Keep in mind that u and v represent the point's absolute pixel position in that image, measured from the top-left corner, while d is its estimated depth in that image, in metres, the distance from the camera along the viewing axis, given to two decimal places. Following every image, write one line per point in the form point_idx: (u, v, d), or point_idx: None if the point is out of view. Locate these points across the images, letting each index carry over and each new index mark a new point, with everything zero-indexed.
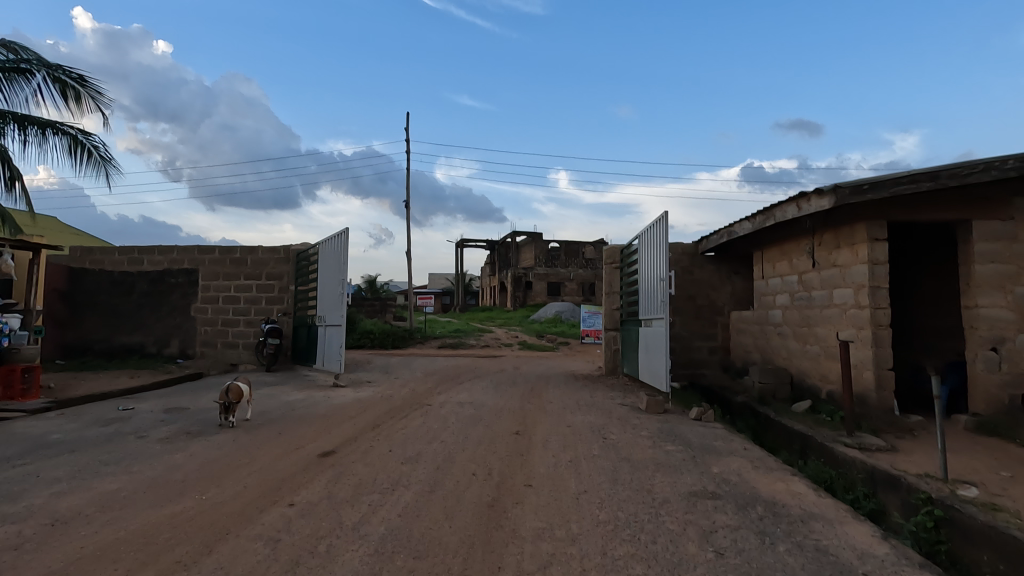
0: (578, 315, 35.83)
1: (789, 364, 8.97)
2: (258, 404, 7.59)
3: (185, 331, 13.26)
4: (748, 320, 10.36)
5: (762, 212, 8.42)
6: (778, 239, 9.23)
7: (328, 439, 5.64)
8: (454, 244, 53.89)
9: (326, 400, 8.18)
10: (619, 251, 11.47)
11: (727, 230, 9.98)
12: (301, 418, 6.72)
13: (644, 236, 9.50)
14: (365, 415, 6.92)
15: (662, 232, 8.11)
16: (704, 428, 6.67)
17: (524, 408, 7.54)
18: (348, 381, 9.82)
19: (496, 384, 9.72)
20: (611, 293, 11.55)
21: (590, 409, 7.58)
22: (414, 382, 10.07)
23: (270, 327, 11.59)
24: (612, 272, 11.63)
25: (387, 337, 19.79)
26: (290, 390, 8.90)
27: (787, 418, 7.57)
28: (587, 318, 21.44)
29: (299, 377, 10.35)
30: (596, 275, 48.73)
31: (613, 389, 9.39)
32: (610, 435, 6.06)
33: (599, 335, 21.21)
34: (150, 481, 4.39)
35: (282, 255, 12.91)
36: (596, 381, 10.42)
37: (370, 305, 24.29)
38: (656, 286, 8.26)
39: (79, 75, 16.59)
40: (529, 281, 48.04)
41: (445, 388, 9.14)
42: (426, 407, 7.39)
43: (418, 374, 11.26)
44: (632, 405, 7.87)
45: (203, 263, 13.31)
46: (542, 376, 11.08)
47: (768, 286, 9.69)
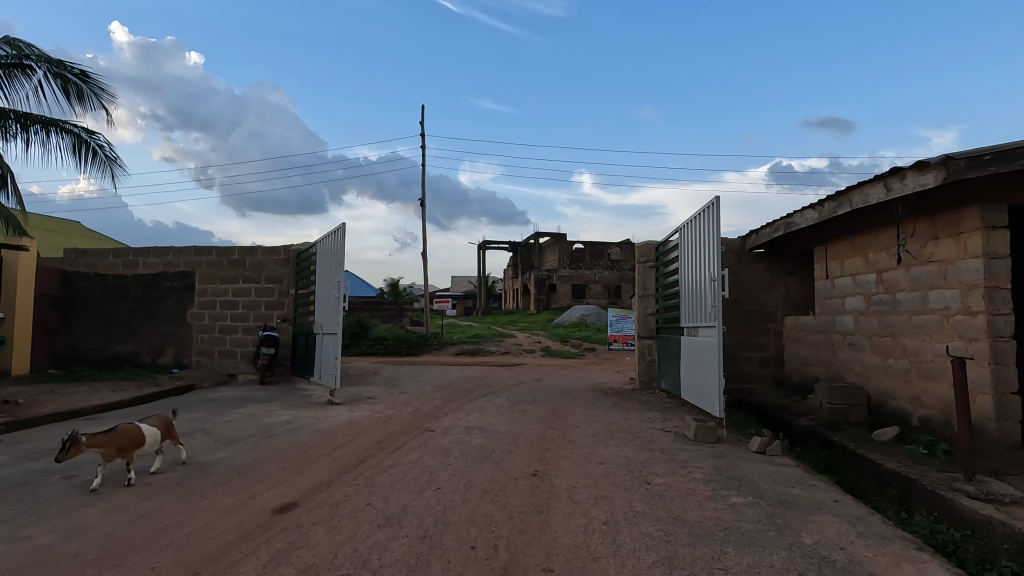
0: (605, 318, 34.38)
1: (864, 381, 7.47)
2: (233, 429, 6.50)
3: (181, 339, 12.37)
4: (808, 327, 8.87)
5: (833, 197, 7.00)
6: (849, 230, 7.74)
7: (295, 485, 4.43)
8: (476, 246, 52.91)
9: (314, 422, 7.01)
10: (654, 249, 10.10)
11: (784, 221, 8.51)
12: (274, 450, 5.54)
13: (687, 230, 8.13)
14: (351, 446, 5.73)
15: (714, 221, 6.76)
16: (772, 467, 5.29)
17: (545, 436, 6.23)
18: (347, 397, 8.67)
19: (514, 402, 8.45)
20: (644, 297, 10.18)
21: (626, 438, 6.23)
22: (420, 399, 8.84)
23: (266, 335, 10.53)
24: (645, 272, 10.27)
25: (402, 344, 18.69)
26: (277, 409, 7.77)
27: (872, 450, 6.11)
28: (614, 322, 19.99)
29: (294, 392, 9.26)
30: (622, 277, 47.07)
31: (650, 409, 8.04)
32: (655, 480, 4.71)
33: (628, 341, 19.81)
34: (31, 557, 3.21)
35: (282, 257, 11.89)
36: (629, 398, 9.07)
37: (386, 309, 23.23)
38: (706, 288, 6.89)
39: (80, 71, 15.52)
40: (552, 284, 46.63)
41: (453, 408, 7.90)
42: (428, 435, 6.17)
43: (427, 388, 10.05)
44: (677, 432, 6.50)
45: (199, 266, 12.37)
46: (566, 391, 9.76)
47: (835, 287, 8.19)
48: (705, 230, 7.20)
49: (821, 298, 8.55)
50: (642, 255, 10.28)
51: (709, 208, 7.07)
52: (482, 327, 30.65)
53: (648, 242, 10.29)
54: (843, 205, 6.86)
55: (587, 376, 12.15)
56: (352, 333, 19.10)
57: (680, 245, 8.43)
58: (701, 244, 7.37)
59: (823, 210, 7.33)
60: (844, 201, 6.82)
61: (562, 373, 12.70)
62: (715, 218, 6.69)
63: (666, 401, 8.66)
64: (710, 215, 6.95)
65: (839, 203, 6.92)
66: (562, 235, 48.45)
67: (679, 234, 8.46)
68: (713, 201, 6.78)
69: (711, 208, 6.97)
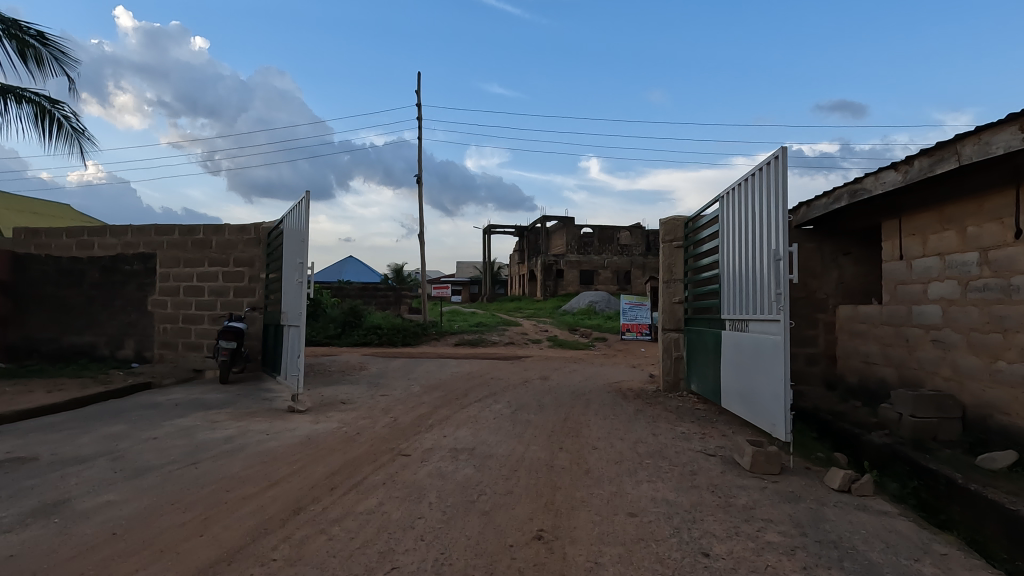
0: (615, 305, 32.83)
1: (955, 388, 5.94)
2: (153, 451, 5.06)
3: (142, 330, 10.97)
4: (873, 320, 7.32)
5: (929, 151, 5.42)
6: (937, 198, 6.15)
7: (180, 564, 2.96)
8: (482, 231, 51.32)
9: (263, 439, 5.58)
10: (684, 225, 8.55)
11: (848, 188, 6.92)
12: (187, 488, 4.11)
13: (732, 198, 6.53)
14: (296, 480, 4.29)
15: (777, 181, 5.18)
16: (871, 519, 3.80)
17: (553, 464, 4.76)
18: (316, 402, 7.25)
19: (516, 409, 6.98)
20: (670, 283, 8.63)
21: (661, 467, 4.75)
22: (403, 403, 7.41)
23: (228, 326, 8.93)
24: (673, 253, 8.72)
25: (398, 333, 17.27)
26: (226, 419, 6.34)
27: (988, 485, 4.60)
28: (626, 310, 18.48)
29: (256, 394, 7.85)
30: (632, 263, 45.43)
31: (682, 420, 6.56)
32: (716, 549, 3.24)
33: (641, 330, 18.29)
34: None
35: (252, 236, 10.45)
36: (654, 403, 7.58)
37: (383, 296, 21.71)
38: (764, 269, 5.33)
39: (39, 31, 14.00)
40: (560, 270, 45.05)
41: (440, 417, 6.46)
42: (401, 461, 4.72)
43: (415, 389, 8.61)
44: (725, 457, 5.00)
45: (161, 247, 10.95)
46: (578, 394, 8.28)
47: (912, 270, 6.63)
48: (760, 194, 5.63)
49: (890, 284, 7.00)
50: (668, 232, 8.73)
51: (767, 165, 5.49)
52: (486, 314, 29.19)
53: (675, 217, 8.73)
54: (944, 161, 5.27)
55: (602, 373, 10.67)
56: (345, 321, 17.69)
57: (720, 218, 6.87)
58: (753, 213, 5.80)
59: (910, 170, 5.74)
60: (946, 154, 5.24)
61: (572, 369, 11.22)
62: (778, 175, 5.11)
63: (699, 409, 7.16)
64: (771, 174, 5.37)
65: (938, 158, 5.34)
66: (570, 219, 46.68)
67: (720, 204, 6.90)
68: (776, 155, 5.19)
69: (772, 166, 5.38)
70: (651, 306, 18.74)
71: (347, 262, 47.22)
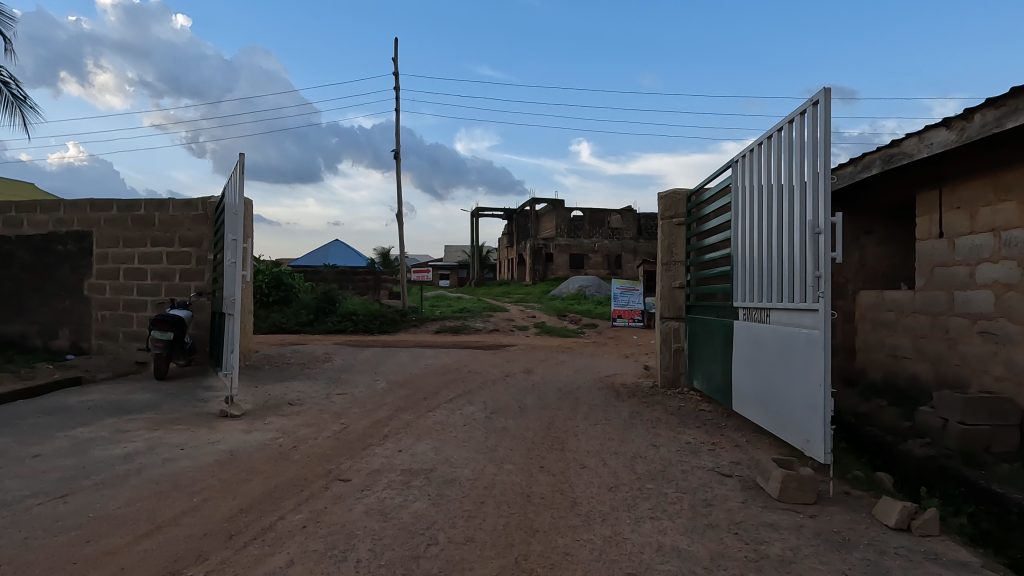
0: (605, 291, 31.93)
1: (1010, 390, 5.01)
2: (23, 476, 3.98)
3: (79, 318, 9.78)
4: (902, 308, 6.37)
5: (998, 100, 4.38)
6: (992, 163, 5.17)
7: None
8: (470, 214, 50.07)
9: (174, 455, 4.51)
10: (687, 199, 7.51)
11: (881, 153, 5.89)
12: (33, 538, 3.04)
13: (749, 161, 5.43)
14: (187, 522, 3.24)
15: (811, 135, 4.06)
16: None
17: (530, 493, 3.75)
18: (257, 404, 6.18)
19: (491, 413, 5.97)
20: (670, 265, 7.58)
21: (668, 497, 3.75)
22: (361, 404, 6.37)
23: (158, 317, 7.55)
24: (674, 230, 7.66)
25: (374, 320, 16.17)
26: (140, 427, 5.26)
27: None
28: (617, 295, 17.50)
29: (192, 393, 6.76)
30: (622, 247, 44.51)
31: (686, 427, 5.58)
32: None
33: (633, 316, 17.36)
34: None
35: (199, 213, 9.28)
36: (651, 403, 6.60)
37: (362, 280, 20.53)
38: (795, 245, 4.27)
39: None
40: (549, 254, 43.96)
41: (399, 424, 5.43)
42: (335, 491, 3.69)
43: (380, 386, 7.57)
44: (745, 481, 4.03)
45: (97, 225, 9.72)
46: (564, 391, 7.28)
47: (954, 251, 5.67)
48: (788, 154, 4.51)
49: (926, 266, 6.04)
50: (668, 206, 7.66)
51: (796, 118, 4.35)
52: (472, 299, 28.11)
53: (676, 190, 7.69)
54: (1018, 112, 4.26)
55: (592, 366, 9.70)
56: (317, 307, 16.51)
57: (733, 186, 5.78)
58: (778, 178, 4.70)
59: (968, 127, 4.72)
60: (1021, 103, 4.22)
61: (560, 361, 10.23)
62: (814, 127, 3.96)
63: (704, 411, 6.19)
64: (804, 128, 4.24)
65: (1008, 109, 4.33)
66: (560, 201, 45.49)
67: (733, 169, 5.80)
68: (809, 102, 4.03)
69: (804, 117, 4.25)
70: (643, 292, 17.77)
71: (333, 245, 45.74)
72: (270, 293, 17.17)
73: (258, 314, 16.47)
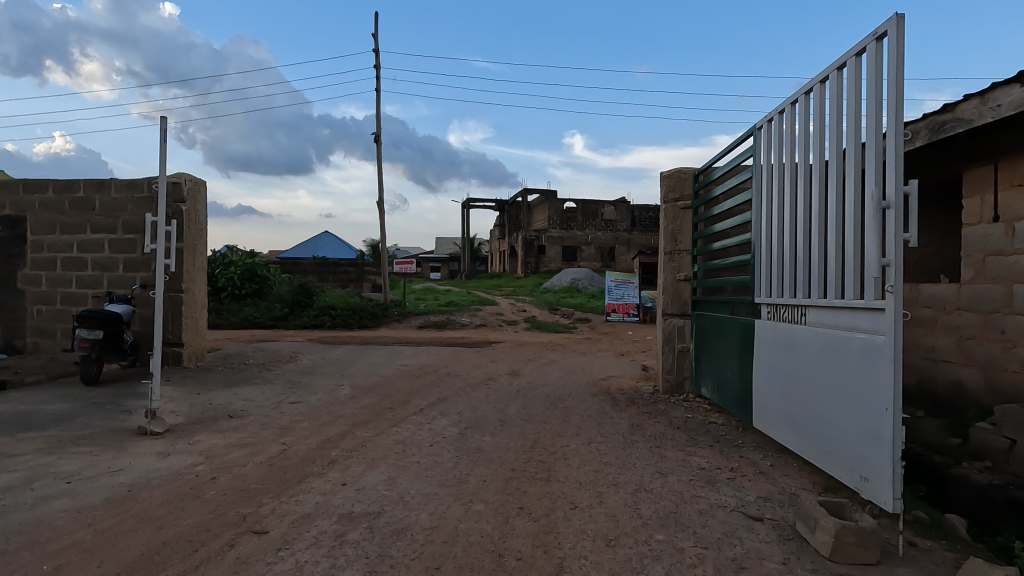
0: (599, 284, 31.05)
1: None
2: None
3: (11, 313, 8.73)
4: (944, 304, 5.50)
5: None
6: None
7: None
8: (461, 205, 48.96)
9: (55, 490, 3.55)
10: (696, 178, 6.58)
11: (928, 122, 5.00)
12: None
13: (778, 127, 4.49)
14: None
15: (874, 82, 3.11)
16: None
17: (502, 550, 2.83)
18: (189, 417, 5.21)
19: (466, 428, 5.05)
20: (674, 253, 6.67)
21: (684, 556, 2.83)
22: (315, 416, 5.44)
23: (87, 312, 6.61)
24: (679, 214, 6.73)
25: (353, 314, 15.18)
26: (31, 450, 4.28)
27: None
28: (612, 288, 16.61)
29: (118, 402, 5.78)
30: (616, 239, 43.63)
31: (697, 446, 4.69)
32: None
33: (628, 311, 16.49)
34: None
35: (144, 195, 8.25)
36: (653, 414, 5.70)
37: (343, 272, 19.48)
38: (846, 226, 3.35)
39: None
40: (542, 246, 42.99)
41: (353, 444, 4.49)
42: (242, 551, 2.76)
43: (343, 391, 6.62)
44: (780, 529, 3.13)
45: (32, 209, 8.66)
46: (553, 398, 6.36)
47: (1013, 237, 4.80)
48: (835, 110, 3.58)
49: (974, 255, 5.17)
50: (672, 186, 6.74)
51: (850, 62, 3.41)
52: (461, 292, 27.11)
53: (681, 168, 6.75)
54: None
55: (586, 366, 8.78)
56: (292, 301, 15.56)
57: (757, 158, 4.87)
58: (818, 143, 3.78)
59: None
60: None
61: (550, 360, 9.30)
62: (877, 69, 3.05)
63: (715, 424, 5.30)
64: (860, 73, 3.30)
65: None
66: (553, 192, 44.46)
67: (757, 138, 4.88)
68: (873, 37, 3.09)
69: (860, 59, 3.31)
70: (639, 284, 16.86)
71: (322, 237, 44.53)
72: (243, 285, 16.12)
73: (230, 308, 15.44)
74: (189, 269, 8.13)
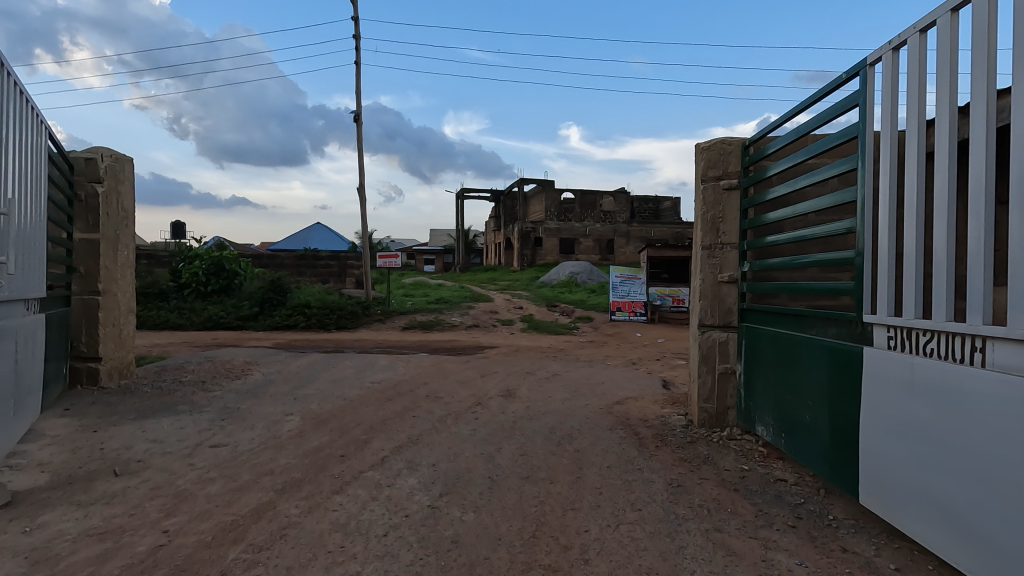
0: (598, 278, 29.58)
1: None
2: None
3: None
4: None
5: None
6: None
7: None
8: (455, 196, 47.26)
9: None
10: (749, 149, 5.09)
11: None
12: None
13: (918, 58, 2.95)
14: None
15: None
16: None
17: None
18: (53, 481, 3.71)
19: (439, 493, 3.59)
20: (716, 248, 5.19)
21: None
22: (234, 471, 3.95)
23: None
24: (724, 197, 5.21)
25: (330, 313, 13.64)
26: None
27: None
28: (617, 284, 15.16)
29: None
30: (615, 230, 42.15)
31: (773, 530, 3.24)
32: None
33: (635, 309, 15.05)
34: None
35: None
36: (695, 464, 4.26)
37: (324, 266, 17.89)
38: None
39: None
40: (538, 238, 41.37)
41: (267, 534, 3.01)
42: None
43: (288, 425, 5.13)
44: None
45: None
46: (559, 435, 4.89)
47: None
48: None
49: None
50: (712, 161, 5.21)
51: None
52: (454, 286, 25.57)
53: (725, 137, 5.23)
54: None
55: (595, 382, 7.31)
56: (263, 298, 14.03)
57: (863, 108, 3.43)
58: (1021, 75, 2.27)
59: None
60: None
61: (552, 374, 7.83)
62: None
63: (784, 485, 3.86)
64: None
65: None
66: (550, 182, 42.81)
67: (865, 78, 3.45)
68: None
69: None
70: (646, 280, 15.40)
71: (313, 230, 42.78)
72: (208, 281, 14.54)
73: (193, 306, 13.88)
74: (107, 266, 6.55)
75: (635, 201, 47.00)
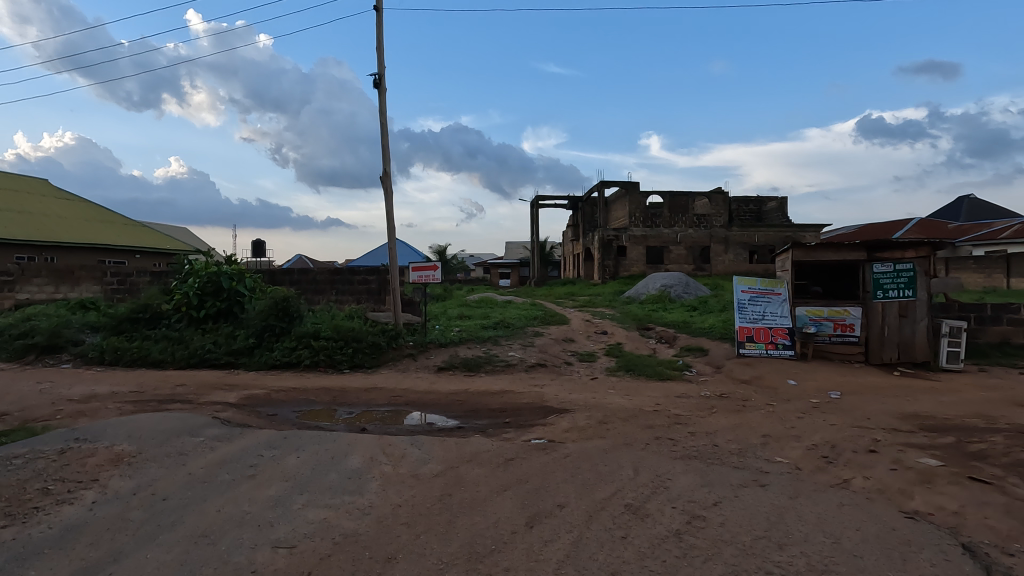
0: (694, 292, 24.59)
1: None
2: None
3: None
4: None
5: None
6: None
7: None
8: (530, 204, 43.65)
9: None
10: None
11: None
12: None
13: None
14: None
15: None
16: None
17: None
18: None
19: None
20: None
21: None
22: None
23: None
24: None
25: (344, 346, 10.04)
26: None
27: None
28: (745, 303, 10.52)
29: None
30: (711, 236, 36.49)
31: None
32: None
33: (773, 339, 10.32)
34: None
35: None
36: None
37: (360, 283, 14.51)
38: None
39: None
40: (621, 246, 36.52)
41: None
42: None
43: None
44: None
45: None
46: None
47: None
48: None
49: None
50: None
51: None
52: (522, 304, 21.59)
53: None
54: None
55: (805, 568, 2.92)
56: (263, 327, 10.75)
57: None
58: None
59: None
60: None
61: (689, 519, 3.50)
62: None
63: None
64: None
65: None
66: (635, 184, 37.83)
67: None
68: None
69: None
70: (791, 296, 10.62)
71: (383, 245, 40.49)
72: (204, 303, 11.53)
73: (181, 337, 10.86)
74: None
75: (733, 202, 40.96)
